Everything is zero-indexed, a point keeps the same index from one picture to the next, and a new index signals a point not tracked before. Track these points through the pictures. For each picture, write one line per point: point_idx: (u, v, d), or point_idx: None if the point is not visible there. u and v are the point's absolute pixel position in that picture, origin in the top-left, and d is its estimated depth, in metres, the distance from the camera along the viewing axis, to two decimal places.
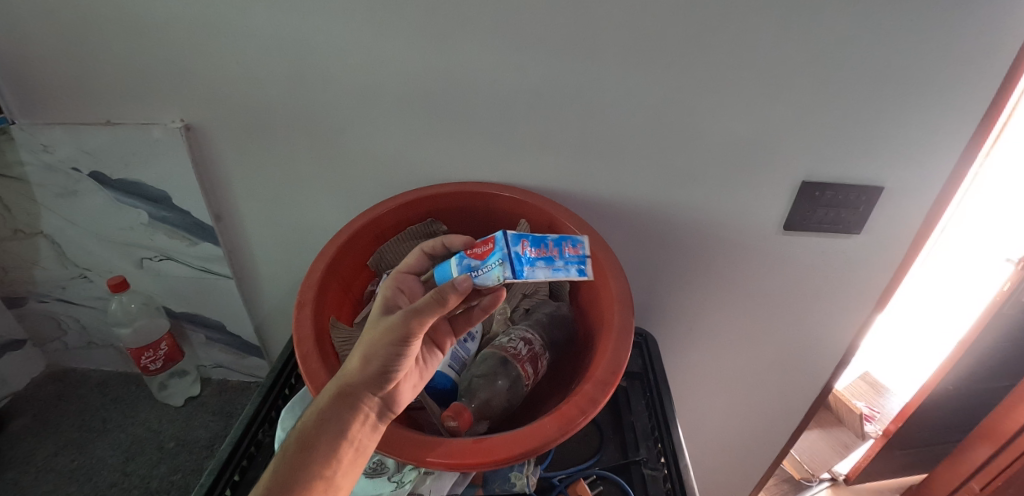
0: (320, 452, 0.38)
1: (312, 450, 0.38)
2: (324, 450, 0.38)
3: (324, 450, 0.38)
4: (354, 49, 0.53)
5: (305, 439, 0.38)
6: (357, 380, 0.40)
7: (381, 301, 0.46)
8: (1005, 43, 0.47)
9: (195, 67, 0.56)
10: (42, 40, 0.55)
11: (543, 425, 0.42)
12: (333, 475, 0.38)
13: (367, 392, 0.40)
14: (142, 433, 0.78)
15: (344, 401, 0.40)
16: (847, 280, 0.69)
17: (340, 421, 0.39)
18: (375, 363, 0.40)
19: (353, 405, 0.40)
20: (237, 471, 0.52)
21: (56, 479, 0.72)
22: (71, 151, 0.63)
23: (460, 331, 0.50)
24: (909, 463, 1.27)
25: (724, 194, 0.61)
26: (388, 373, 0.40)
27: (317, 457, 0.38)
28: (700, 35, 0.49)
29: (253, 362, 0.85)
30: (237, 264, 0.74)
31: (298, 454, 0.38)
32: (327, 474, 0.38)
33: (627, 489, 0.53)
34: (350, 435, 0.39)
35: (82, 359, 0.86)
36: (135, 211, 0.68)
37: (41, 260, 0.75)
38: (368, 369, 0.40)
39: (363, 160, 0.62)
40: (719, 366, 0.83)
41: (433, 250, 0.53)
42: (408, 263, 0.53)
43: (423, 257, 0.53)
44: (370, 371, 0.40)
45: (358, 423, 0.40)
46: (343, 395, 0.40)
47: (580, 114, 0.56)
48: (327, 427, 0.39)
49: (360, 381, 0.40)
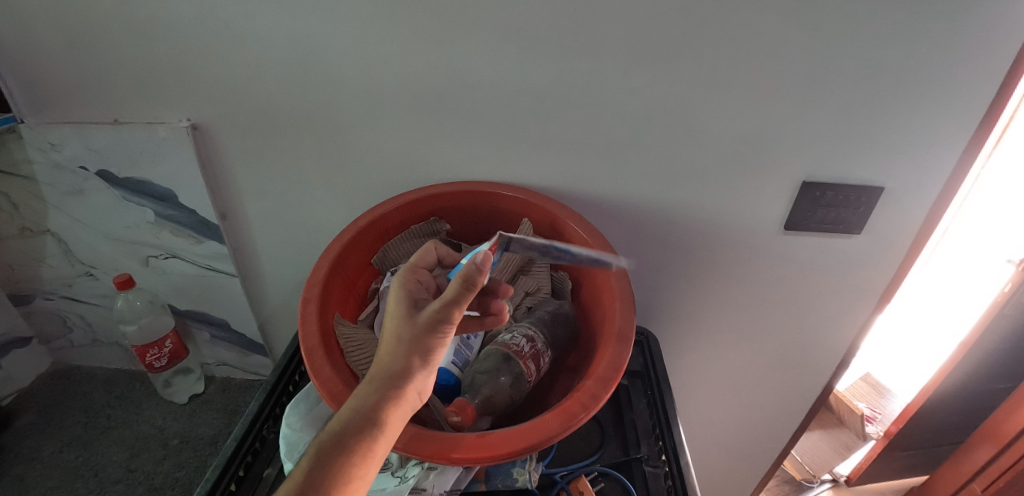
0: (359, 451, 0.37)
1: (350, 451, 0.36)
2: (362, 449, 0.37)
3: (360, 450, 0.37)
4: (357, 49, 0.54)
5: (340, 440, 0.37)
6: (392, 375, 0.40)
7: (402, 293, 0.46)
8: (1004, 43, 0.48)
9: (201, 67, 0.57)
10: (51, 40, 0.56)
11: (545, 421, 0.43)
12: (369, 472, 0.37)
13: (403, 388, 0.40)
14: (146, 429, 0.79)
15: (381, 397, 0.39)
16: (848, 280, 0.69)
17: (376, 418, 0.38)
18: (411, 357, 0.40)
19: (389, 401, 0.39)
20: (242, 467, 0.53)
21: (61, 475, 0.72)
22: (78, 150, 0.64)
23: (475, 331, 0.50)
24: (911, 464, 1.27)
25: (726, 194, 0.61)
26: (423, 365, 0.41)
27: (356, 457, 0.36)
28: (701, 36, 0.49)
29: (257, 360, 0.86)
30: (242, 263, 0.75)
31: (335, 455, 0.36)
32: (363, 473, 0.37)
33: (628, 486, 0.53)
34: (386, 432, 0.39)
35: (87, 356, 0.87)
36: (141, 209, 0.69)
37: (48, 258, 0.75)
38: (403, 361, 0.40)
39: (368, 160, 0.63)
40: (720, 366, 0.84)
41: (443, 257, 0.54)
42: (421, 255, 0.51)
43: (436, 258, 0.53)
44: (406, 365, 0.40)
45: (393, 419, 0.39)
46: (378, 391, 0.39)
47: (582, 114, 0.56)
48: (363, 426, 0.38)
49: (396, 376, 0.40)
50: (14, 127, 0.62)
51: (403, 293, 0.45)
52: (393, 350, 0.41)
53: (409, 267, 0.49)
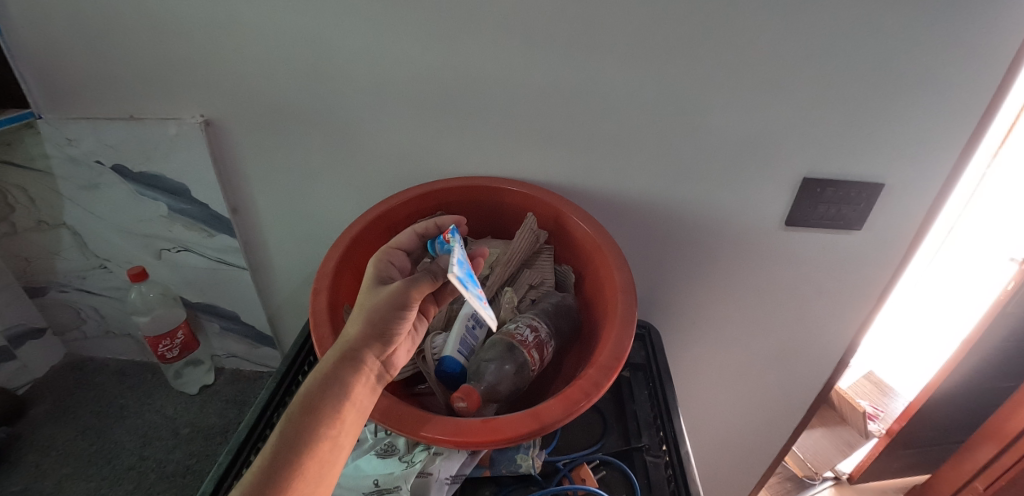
0: (327, 411, 0.39)
1: (319, 411, 0.39)
2: (330, 410, 0.39)
3: (329, 414, 0.39)
4: (368, 48, 0.55)
5: (310, 404, 0.39)
6: (357, 342, 0.43)
7: (374, 272, 0.49)
8: (1002, 45, 0.49)
9: (214, 65, 0.58)
10: (69, 39, 0.58)
11: (548, 406, 0.44)
12: (340, 434, 0.39)
13: (366, 353, 0.43)
14: (158, 419, 0.80)
15: (344, 362, 0.42)
16: (848, 277, 0.70)
17: (343, 383, 0.41)
18: (374, 327, 0.44)
19: (354, 367, 0.42)
20: (253, 453, 0.54)
21: (76, 462, 0.74)
22: (95, 145, 0.65)
23: (441, 301, 0.55)
24: (912, 463, 1.28)
25: (727, 191, 0.62)
26: (384, 335, 0.44)
27: (325, 416, 0.39)
28: (702, 37, 0.51)
29: (266, 352, 0.88)
30: (252, 256, 0.77)
31: (305, 415, 0.38)
32: (334, 434, 0.39)
33: (628, 473, 0.54)
34: (352, 395, 0.41)
35: (100, 347, 0.89)
36: (155, 204, 0.70)
37: (63, 250, 0.77)
38: (369, 333, 0.43)
39: (375, 155, 0.64)
40: (722, 361, 0.84)
41: (426, 231, 0.55)
42: (398, 240, 0.54)
43: (416, 237, 0.55)
44: (367, 333, 0.43)
45: (360, 386, 0.42)
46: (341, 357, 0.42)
47: (587, 114, 0.58)
48: (330, 391, 0.40)
49: (358, 342, 0.43)
50: (32, 122, 0.64)
51: (370, 274, 0.49)
52: (355, 320, 0.45)
53: (385, 249, 0.52)
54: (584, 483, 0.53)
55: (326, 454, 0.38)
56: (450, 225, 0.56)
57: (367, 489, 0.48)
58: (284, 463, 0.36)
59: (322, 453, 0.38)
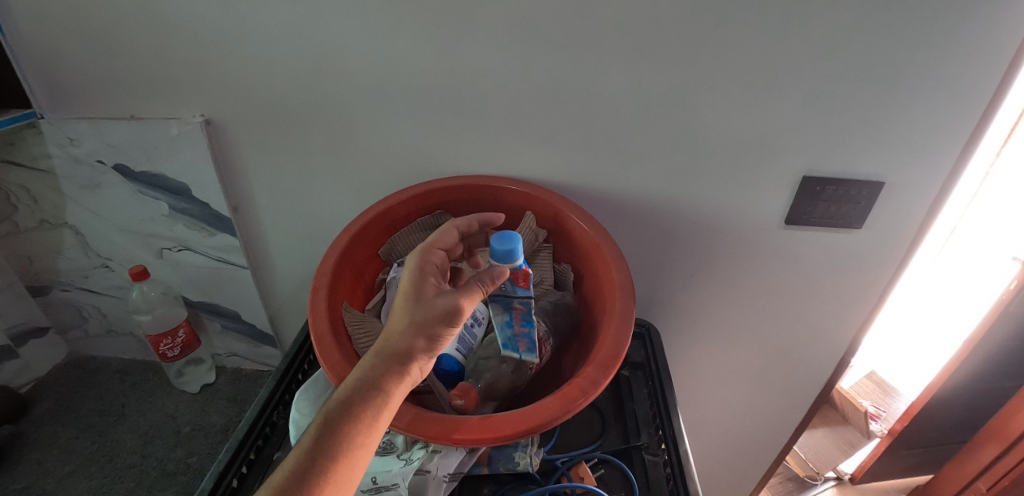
0: (364, 419, 0.38)
1: (356, 418, 0.38)
2: (367, 418, 0.39)
3: (365, 422, 0.38)
4: (367, 47, 0.55)
5: (346, 410, 0.38)
6: (399, 351, 0.42)
7: (415, 273, 0.47)
8: (1002, 43, 0.48)
9: (213, 65, 0.58)
10: (71, 40, 0.58)
11: (546, 404, 0.44)
12: (375, 441, 0.39)
13: (408, 362, 0.42)
14: (160, 417, 0.81)
15: (385, 370, 0.41)
16: (849, 275, 0.70)
17: (381, 391, 0.40)
18: (417, 338, 0.42)
19: (393, 375, 0.41)
20: (253, 450, 0.54)
21: (78, 459, 0.74)
22: (96, 145, 0.66)
23: None
24: (916, 462, 1.27)
25: (727, 188, 0.62)
26: (426, 346, 0.43)
27: (361, 425, 0.38)
28: (699, 35, 0.51)
29: (267, 351, 0.88)
30: (253, 255, 0.77)
31: (341, 421, 0.38)
32: (367, 441, 0.38)
33: (627, 472, 0.54)
34: (389, 403, 0.40)
35: (102, 346, 0.90)
36: (156, 203, 0.70)
37: (66, 249, 0.78)
38: (414, 343, 0.42)
39: (374, 154, 0.64)
40: (723, 360, 0.84)
41: (467, 229, 0.56)
42: (439, 236, 0.53)
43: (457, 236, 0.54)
44: (410, 346, 0.42)
45: (397, 394, 0.41)
46: (382, 366, 0.41)
47: (585, 113, 0.58)
48: (367, 398, 0.39)
49: (401, 353, 0.42)
50: (34, 122, 0.65)
51: (411, 276, 0.47)
52: (398, 327, 0.43)
53: (423, 247, 0.50)
54: (583, 482, 0.53)
55: (360, 459, 0.38)
56: (490, 220, 0.58)
57: (366, 486, 0.48)
58: (320, 468, 0.36)
59: (355, 459, 0.38)
